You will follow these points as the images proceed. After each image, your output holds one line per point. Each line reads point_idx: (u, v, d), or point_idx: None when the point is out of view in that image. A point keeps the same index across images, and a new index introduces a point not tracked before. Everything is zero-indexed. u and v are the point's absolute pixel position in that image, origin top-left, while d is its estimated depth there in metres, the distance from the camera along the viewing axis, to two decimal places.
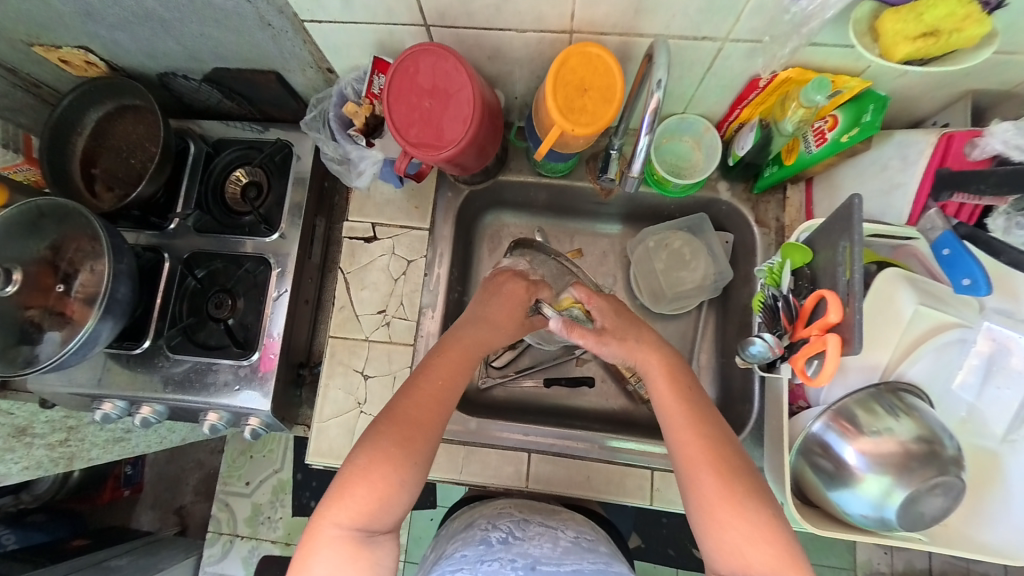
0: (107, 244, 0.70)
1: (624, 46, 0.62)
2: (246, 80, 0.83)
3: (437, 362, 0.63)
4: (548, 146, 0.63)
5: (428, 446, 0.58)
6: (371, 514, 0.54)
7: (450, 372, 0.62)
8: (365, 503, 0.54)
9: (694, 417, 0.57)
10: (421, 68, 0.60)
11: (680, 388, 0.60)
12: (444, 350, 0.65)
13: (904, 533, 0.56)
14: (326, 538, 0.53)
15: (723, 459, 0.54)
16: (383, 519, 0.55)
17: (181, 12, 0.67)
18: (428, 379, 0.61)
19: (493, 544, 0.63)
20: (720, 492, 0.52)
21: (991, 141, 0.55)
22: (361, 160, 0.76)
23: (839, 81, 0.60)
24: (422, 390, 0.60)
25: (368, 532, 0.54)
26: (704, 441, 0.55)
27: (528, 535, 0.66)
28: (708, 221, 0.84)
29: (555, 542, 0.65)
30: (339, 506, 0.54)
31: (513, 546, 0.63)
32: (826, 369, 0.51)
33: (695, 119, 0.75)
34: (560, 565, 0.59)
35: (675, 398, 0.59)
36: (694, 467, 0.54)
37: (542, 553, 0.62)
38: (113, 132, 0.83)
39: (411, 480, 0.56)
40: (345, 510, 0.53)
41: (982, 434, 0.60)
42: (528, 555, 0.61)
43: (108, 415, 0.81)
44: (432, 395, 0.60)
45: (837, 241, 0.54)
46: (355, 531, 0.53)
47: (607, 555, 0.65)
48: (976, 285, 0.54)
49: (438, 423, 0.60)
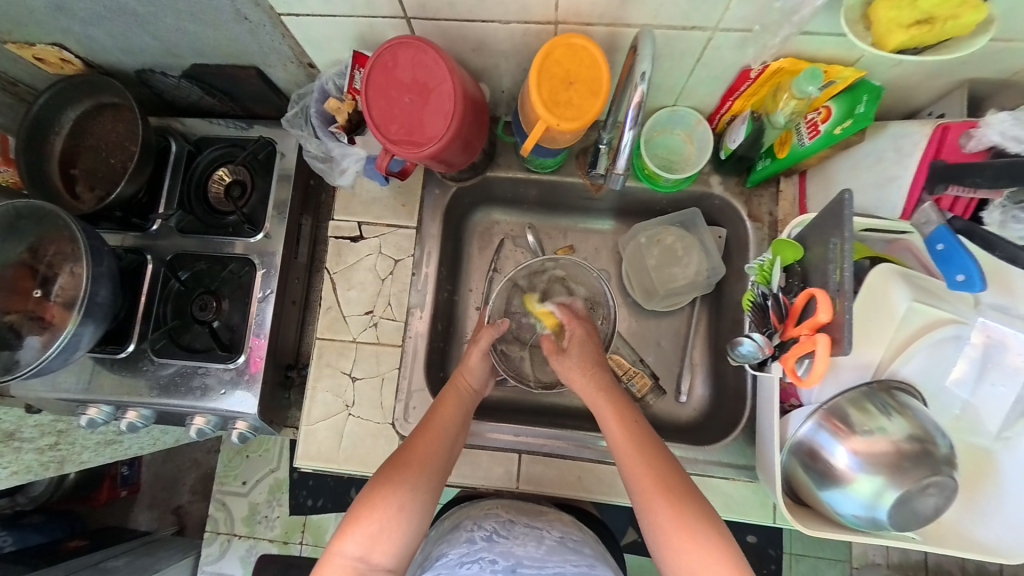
0: (85, 247, 0.68)
1: (612, 37, 0.60)
2: (227, 76, 0.80)
3: (443, 405, 0.68)
4: (534, 141, 0.62)
5: (433, 486, 0.62)
6: (377, 543, 0.56)
7: (454, 413, 0.67)
8: (372, 531, 0.56)
9: (644, 450, 0.60)
10: (400, 62, 0.58)
11: (626, 421, 0.64)
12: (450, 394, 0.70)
13: (897, 532, 0.56)
14: (332, 567, 0.55)
15: (671, 485, 0.57)
16: (386, 551, 0.56)
17: (155, 6, 0.65)
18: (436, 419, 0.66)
19: (477, 543, 0.65)
20: (673, 517, 0.55)
21: (987, 132, 0.54)
22: (344, 158, 0.75)
23: (832, 71, 0.59)
24: (430, 427, 0.65)
25: (371, 565, 0.56)
26: (652, 470, 0.59)
27: (513, 534, 0.67)
28: (701, 215, 0.82)
29: (539, 541, 0.65)
30: (349, 532, 0.56)
31: (496, 545, 0.64)
32: (816, 370, 0.50)
33: (686, 112, 0.73)
34: (541, 569, 0.60)
35: (622, 431, 0.63)
36: (646, 492, 0.58)
37: (525, 553, 0.63)
38: (91, 131, 0.81)
39: (416, 515, 0.59)
40: (354, 535, 0.56)
41: (976, 432, 0.59)
42: (510, 556, 0.62)
43: (94, 419, 0.80)
44: (439, 434, 0.65)
45: (828, 237, 0.53)
46: (358, 560, 0.55)
47: (591, 557, 0.65)
48: (971, 281, 0.52)
49: (444, 464, 0.64)
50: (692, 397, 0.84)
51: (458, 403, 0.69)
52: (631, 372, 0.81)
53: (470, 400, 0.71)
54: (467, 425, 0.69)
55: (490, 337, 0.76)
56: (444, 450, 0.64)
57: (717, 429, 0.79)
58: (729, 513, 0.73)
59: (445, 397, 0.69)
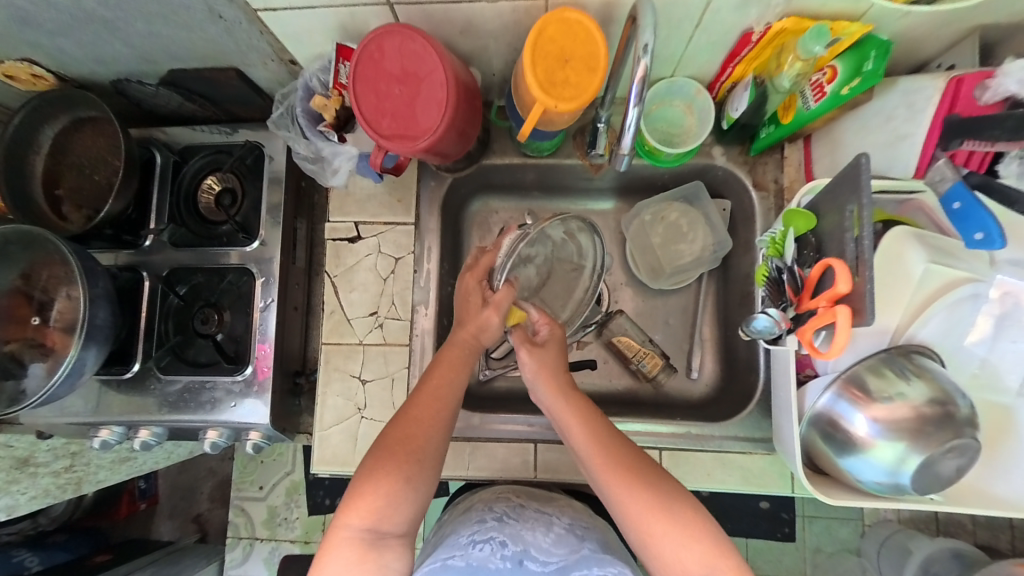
0: (79, 269, 0.66)
1: (606, 8, 0.57)
2: (205, 79, 0.77)
3: (437, 367, 0.64)
4: (531, 126, 0.59)
5: (437, 450, 0.60)
6: (384, 515, 0.55)
7: (452, 372, 0.64)
8: (376, 504, 0.55)
9: (591, 430, 0.60)
10: (386, 52, 0.56)
11: (591, 424, 0.61)
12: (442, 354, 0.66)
13: (919, 496, 0.56)
14: (338, 540, 0.54)
15: (642, 479, 0.56)
16: (395, 520, 0.56)
17: (124, 11, 0.62)
18: (428, 383, 0.63)
19: (487, 522, 0.64)
20: (651, 513, 0.54)
21: (1005, 81, 0.52)
22: (335, 156, 0.72)
23: (838, 27, 0.56)
24: (427, 393, 0.62)
25: (381, 534, 0.55)
26: (619, 465, 0.57)
27: (523, 518, 0.66)
28: (705, 187, 0.80)
29: (548, 528, 0.64)
30: (352, 507, 0.55)
31: (506, 527, 0.63)
32: (837, 343, 0.49)
33: (685, 82, 0.71)
34: (547, 564, 0.58)
35: (590, 436, 0.60)
36: (614, 486, 0.57)
37: (533, 541, 0.62)
38: (72, 148, 0.78)
39: (421, 484, 0.58)
40: (359, 510, 0.55)
41: (995, 389, 0.59)
42: (519, 542, 0.61)
43: (106, 441, 0.79)
44: (438, 399, 0.62)
45: (844, 204, 0.52)
46: (367, 532, 0.54)
47: (598, 539, 0.64)
48: (990, 239, 0.51)
49: (445, 429, 0.61)
50: (703, 373, 0.84)
51: (454, 364, 0.64)
52: (641, 352, 0.81)
53: (474, 354, 0.67)
54: (466, 385, 0.65)
55: (506, 297, 0.66)
56: (443, 414, 0.61)
57: (731, 404, 0.79)
58: (748, 485, 0.74)
59: (439, 360, 0.65)
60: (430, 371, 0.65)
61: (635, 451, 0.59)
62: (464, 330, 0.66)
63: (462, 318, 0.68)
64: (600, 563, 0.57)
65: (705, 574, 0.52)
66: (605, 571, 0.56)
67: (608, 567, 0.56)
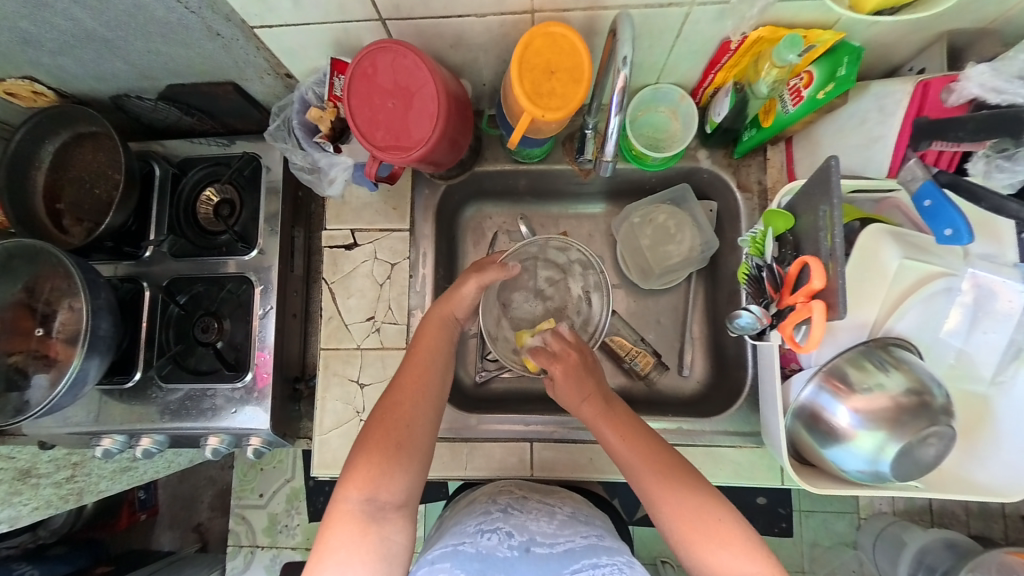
0: (81, 281, 0.68)
1: (590, 21, 0.60)
2: (202, 94, 0.79)
3: (421, 341, 0.69)
4: (520, 134, 0.62)
5: (425, 424, 0.63)
6: (380, 484, 0.56)
7: (434, 344, 0.69)
8: (372, 476, 0.57)
9: (638, 441, 0.62)
10: (379, 67, 0.58)
11: (621, 426, 0.64)
12: (424, 329, 0.70)
13: (900, 483, 0.58)
14: (337, 515, 0.55)
15: (686, 484, 0.58)
16: (392, 490, 0.57)
17: (124, 30, 0.64)
18: (416, 359, 0.67)
19: (492, 513, 0.65)
20: (696, 515, 0.56)
21: (968, 86, 0.55)
22: (331, 167, 0.75)
23: (812, 35, 0.58)
24: (412, 368, 0.66)
25: (379, 506, 0.56)
26: (664, 470, 0.59)
27: (526, 508, 0.67)
28: (691, 190, 0.83)
29: (551, 516, 0.66)
30: (350, 481, 0.57)
31: (511, 517, 0.64)
32: (814, 336, 0.51)
33: (669, 88, 0.73)
34: (553, 545, 0.59)
35: (631, 438, 0.63)
36: (658, 488, 0.58)
37: (539, 527, 0.63)
38: (72, 163, 0.80)
39: (416, 454, 0.60)
40: (355, 483, 0.56)
41: (972, 378, 0.61)
42: (525, 532, 0.61)
43: (108, 450, 0.80)
44: (422, 372, 0.66)
45: (817, 205, 0.54)
46: (365, 505, 0.55)
47: (601, 528, 0.66)
48: (959, 235, 0.54)
49: (433, 400, 0.65)
50: (694, 370, 0.86)
51: (437, 334, 0.70)
52: (633, 352, 0.83)
53: (451, 328, 0.71)
54: (450, 354, 0.70)
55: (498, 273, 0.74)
56: (428, 386, 0.65)
57: (722, 400, 0.81)
58: (739, 478, 0.75)
59: (423, 333, 0.70)
60: (414, 347, 0.69)
61: (677, 455, 0.62)
62: (446, 300, 0.72)
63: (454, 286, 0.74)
64: (608, 552, 0.59)
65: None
66: (614, 559, 0.57)
67: (616, 555, 0.58)
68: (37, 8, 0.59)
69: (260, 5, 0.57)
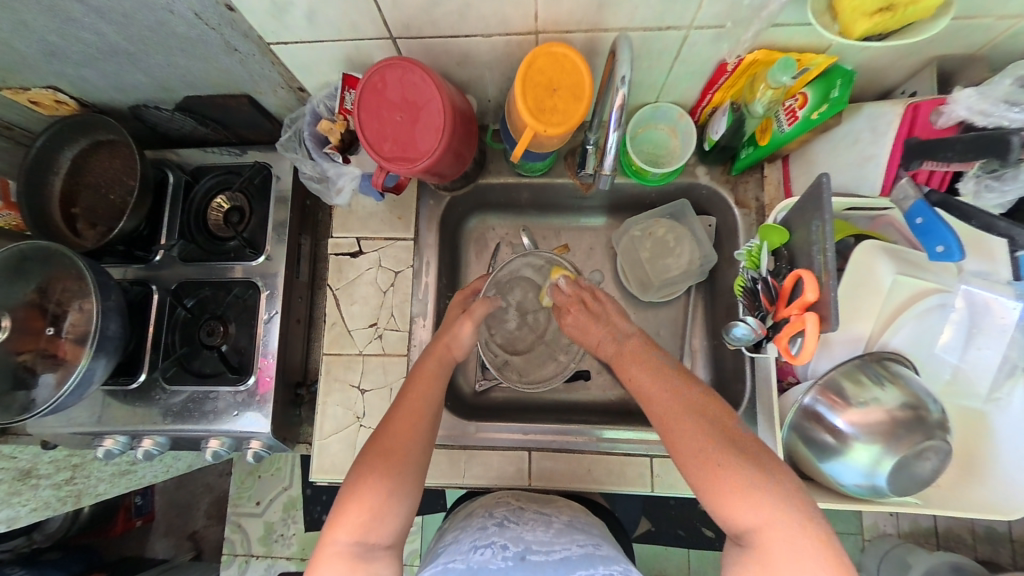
0: (93, 282, 0.70)
1: (591, 42, 0.62)
2: (219, 106, 0.82)
3: (415, 382, 0.67)
4: (523, 148, 0.64)
5: (418, 457, 0.60)
6: (371, 527, 0.54)
7: (432, 379, 0.67)
8: (364, 518, 0.54)
9: (659, 377, 0.61)
10: (388, 83, 0.60)
11: (652, 370, 0.62)
12: (417, 372, 0.68)
13: (898, 497, 0.58)
14: (325, 558, 0.52)
15: (707, 419, 0.54)
16: (382, 531, 0.54)
17: (146, 45, 0.67)
18: (405, 401, 0.64)
19: (488, 528, 0.65)
20: (712, 460, 0.51)
21: (956, 108, 0.57)
22: (339, 177, 0.77)
23: (804, 59, 0.61)
24: (405, 409, 0.63)
25: (369, 546, 0.53)
26: (696, 417, 0.55)
27: (522, 520, 0.68)
28: (690, 206, 0.85)
29: (548, 525, 0.66)
30: (339, 522, 0.54)
31: (506, 531, 0.64)
32: (807, 347, 0.53)
33: (668, 107, 0.75)
34: (549, 553, 0.59)
35: (659, 384, 0.60)
36: (678, 430, 0.55)
37: (534, 538, 0.63)
38: (89, 169, 0.82)
39: (408, 493, 0.57)
40: (346, 524, 0.53)
41: (968, 395, 0.62)
42: (520, 542, 0.62)
43: (110, 451, 0.81)
44: (415, 411, 0.63)
45: (810, 220, 0.55)
46: (355, 546, 0.53)
47: (598, 537, 0.66)
48: (950, 251, 0.55)
49: (424, 441, 0.62)
50: None
51: (430, 377, 0.67)
52: None
53: (447, 367, 0.71)
54: (443, 397, 0.67)
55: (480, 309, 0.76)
56: (422, 425, 0.62)
57: None
58: None
59: (417, 374, 0.68)
60: (406, 388, 0.66)
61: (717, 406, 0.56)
62: (439, 341, 0.72)
63: (441, 330, 0.75)
64: (603, 561, 0.59)
65: (762, 524, 0.47)
66: (609, 567, 0.57)
67: (612, 564, 0.58)
68: (66, 23, 0.63)
69: (277, 24, 0.60)
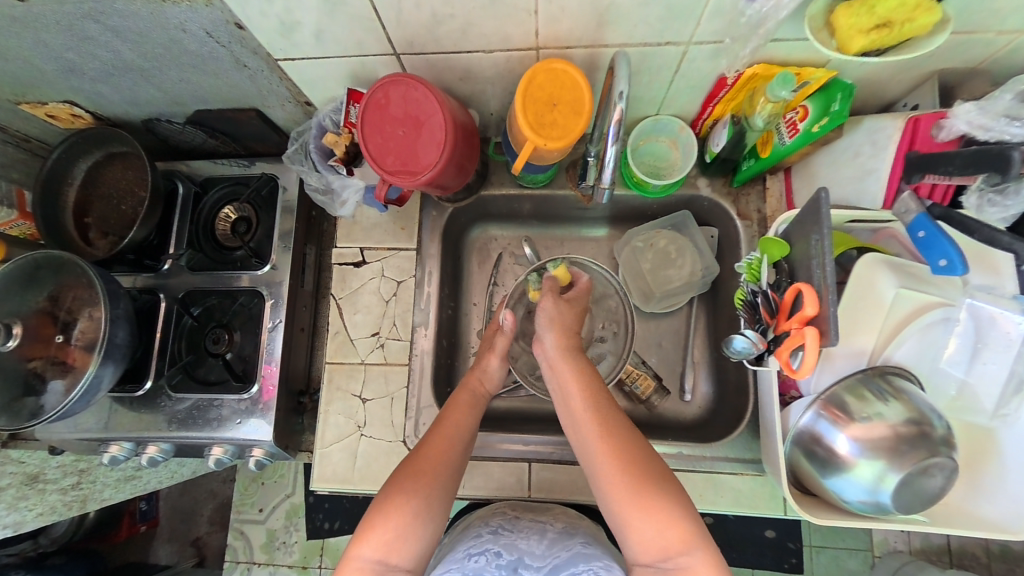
0: (103, 291, 0.72)
1: (591, 58, 0.63)
2: (228, 119, 0.84)
3: (452, 408, 0.69)
4: (523, 161, 0.64)
5: (449, 483, 0.62)
6: (395, 547, 0.55)
7: (467, 411, 0.70)
8: (389, 535, 0.55)
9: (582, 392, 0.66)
10: (392, 99, 0.62)
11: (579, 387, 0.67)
12: (454, 397, 0.71)
13: (904, 516, 0.57)
14: (349, 570, 0.54)
15: (624, 448, 0.59)
16: (404, 553, 0.55)
17: (159, 61, 0.69)
18: (444, 425, 0.66)
19: (482, 535, 0.66)
20: (635, 498, 0.55)
21: (956, 123, 0.57)
22: (344, 189, 0.78)
23: (805, 73, 0.61)
24: (440, 433, 0.66)
25: (389, 566, 0.55)
26: (621, 458, 0.58)
27: (517, 528, 0.68)
28: (691, 217, 0.85)
29: (542, 534, 0.67)
30: (364, 537, 0.55)
31: (500, 538, 0.65)
32: (807, 361, 0.52)
33: (668, 120, 0.75)
34: (543, 565, 0.61)
35: (579, 401, 0.65)
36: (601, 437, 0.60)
37: (528, 547, 0.65)
38: (101, 180, 0.85)
39: (432, 518, 0.59)
40: (370, 539, 0.55)
41: (974, 410, 0.61)
42: (514, 550, 0.63)
43: (115, 457, 0.81)
44: (448, 436, 0.65)
45: (809, 234, 0.55)
46: (377, 564, 0.54)
47: (589, 538, 0.67)
48: (953, 265, 0.54)
49: (455, 469, 0.64)
50: (696, 395, 0.85)
51: (466, 407, 0.70)
52: (634, 374, 0.83)
53: (481, 402, 0.73)
54: (477, 427, 0.69)
55: (504, 342, 0.76)
56: (453, 452, 0.64)
57: (723, 425, 0.80)
58: (741, 507, 0.75)
59: (454, 400, 0.71)
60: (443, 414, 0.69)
61: (637, 437, 0.61)
62: (471, 376, 0.75)
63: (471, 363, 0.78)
64: (588, 559, 0.59)
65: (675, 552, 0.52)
66: (593, 565, 0.58)
67: (594, 560, 0.58)
68: (84, 41, 0.65)
69: (285, 42, 0.62)
